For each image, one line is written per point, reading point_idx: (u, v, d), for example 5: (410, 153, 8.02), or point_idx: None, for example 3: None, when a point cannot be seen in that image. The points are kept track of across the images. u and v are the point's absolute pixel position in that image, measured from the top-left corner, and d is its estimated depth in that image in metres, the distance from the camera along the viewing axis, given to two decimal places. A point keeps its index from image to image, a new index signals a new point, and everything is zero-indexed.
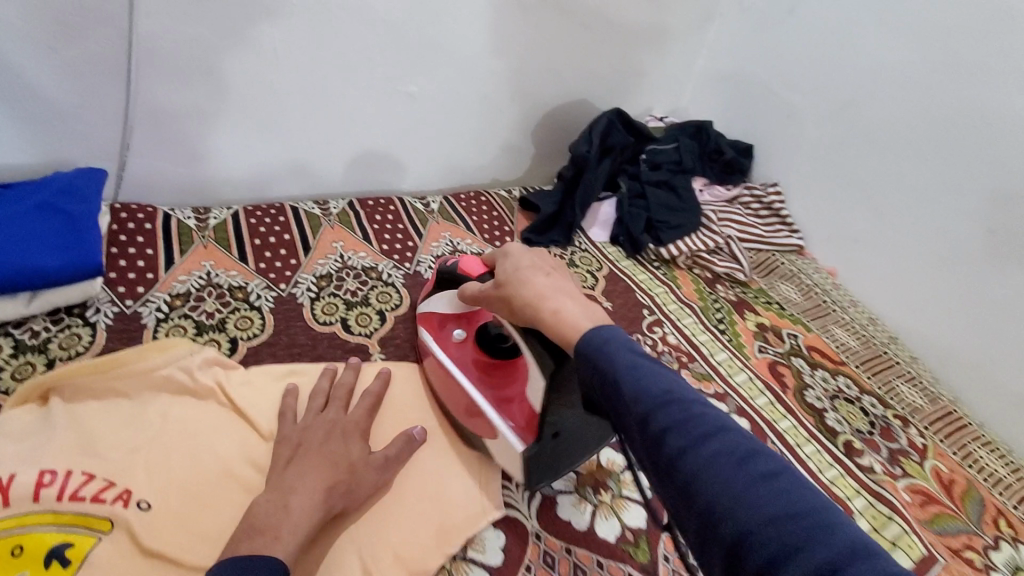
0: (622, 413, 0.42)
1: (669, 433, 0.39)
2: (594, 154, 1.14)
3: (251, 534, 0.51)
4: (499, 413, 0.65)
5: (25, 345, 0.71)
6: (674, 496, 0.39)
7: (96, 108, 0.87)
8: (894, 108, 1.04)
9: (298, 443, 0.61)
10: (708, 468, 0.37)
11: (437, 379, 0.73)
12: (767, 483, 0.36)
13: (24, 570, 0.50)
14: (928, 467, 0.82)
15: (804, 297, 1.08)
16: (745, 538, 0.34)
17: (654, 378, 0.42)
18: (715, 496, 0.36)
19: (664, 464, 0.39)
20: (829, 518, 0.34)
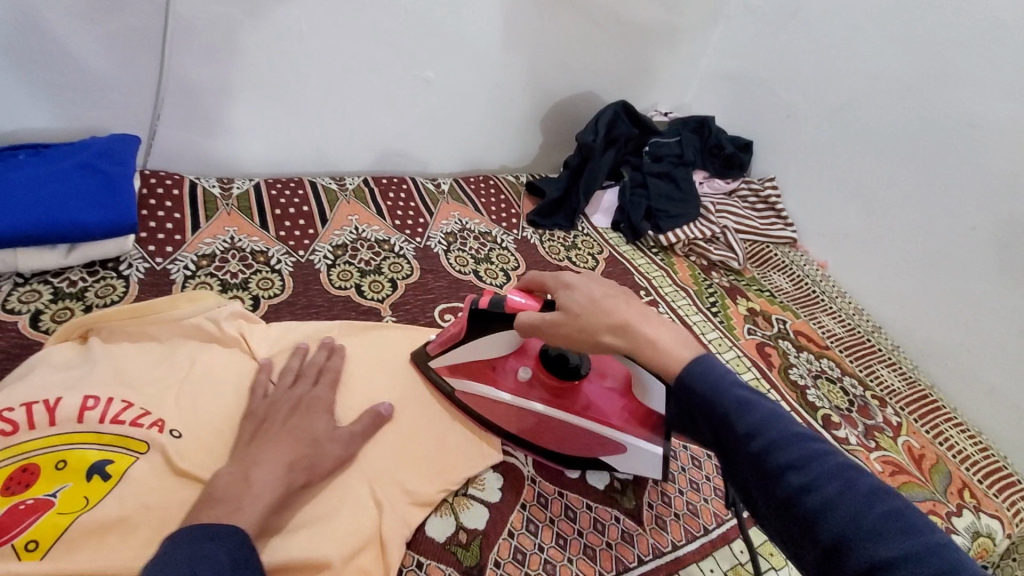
0: (743, 453, 0.45)
1: (794, 473, 0.42)
2: (600, 144, 1.20)
3: (211, 504, 0.51)
4: (598, 423, 0.68)
5: (64, 293, 0.77)
6: (791, 524, 0.43)
7: (132, 79, 0.92)
8: (887, 111, 1.09)
9: (262, 418, 0.62)
10: (834, 506, 0.41)
11: (510, 422, 0.71)
12: (890, 522, 0.40)
13: (69, 481, 0.55)
14: (901, 442, 0.87)
15: (795, 286, 1.14)
16: (876, 571, 0.38)
17: (774, 419, 0.45)
18: (837, 525, 0.40)
19: (789, 501, 0.42)
20: (950, 556, 0.38)
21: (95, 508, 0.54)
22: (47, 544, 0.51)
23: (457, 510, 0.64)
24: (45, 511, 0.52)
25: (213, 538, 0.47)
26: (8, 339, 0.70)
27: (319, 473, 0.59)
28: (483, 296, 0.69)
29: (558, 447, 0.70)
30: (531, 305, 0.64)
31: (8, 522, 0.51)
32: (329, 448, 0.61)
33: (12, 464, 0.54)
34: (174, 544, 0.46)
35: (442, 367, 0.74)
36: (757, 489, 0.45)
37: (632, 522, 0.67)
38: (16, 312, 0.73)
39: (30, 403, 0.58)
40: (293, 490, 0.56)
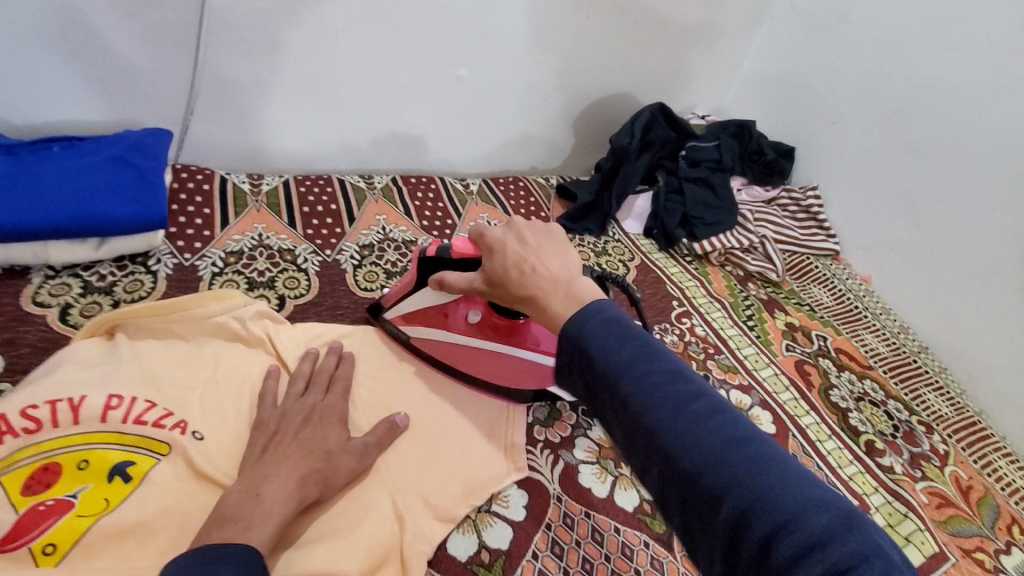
0: (595, 381, 0.44)
1: (632, 393, 0.42)
2: (635, 147, 1.16)
3: (221, 523, 0.49)
4: (542, 356, 0.73)
5: (93, 286, 0.77)
6: (636, 450, 0.41)
7: (166, 71, 0.92)
8: (942, 121, 1.03)
9: (274, 430, 0.60)
10: (661, 418, 0.40)
11: (462, 361, 0.74)
12: (715, 431, 0.39)
13: (89, 482, 0.54)
14: (947, 472, 0.82)
15: (836, 302, 1.08)
16: (697, 478, 0.37)
17: (622, 344, 0.44)
18: (670, 448, 0.39)
19: (629, 420, 0.42)
20: (770, 459, 0.37)
21: (114, 511, 0.53)
22: (65, 548, 0.50)
23: (480, 527, 0.62)
24: (64, 513, 0.51)
25: (221, 560, 0.44)
26: (37, 332, 0.69)
27: (332, 488, 0.58)
28: (432, 245, 0.69)
29: (505, 380, 0.73)
30: (474, 249, 0.63)
31: (23, 525, 0.50)
32: (342, 461, 0.59)
33: (33, 464, 0.53)
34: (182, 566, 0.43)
35: (396, 317, 0.77)
36: (609, 417, 0.44)
37: (662, 548, 0.64)
38: (45, 305, 0.73)
39: (55, 401, 0.57)
40: (305, 505, 0.55)
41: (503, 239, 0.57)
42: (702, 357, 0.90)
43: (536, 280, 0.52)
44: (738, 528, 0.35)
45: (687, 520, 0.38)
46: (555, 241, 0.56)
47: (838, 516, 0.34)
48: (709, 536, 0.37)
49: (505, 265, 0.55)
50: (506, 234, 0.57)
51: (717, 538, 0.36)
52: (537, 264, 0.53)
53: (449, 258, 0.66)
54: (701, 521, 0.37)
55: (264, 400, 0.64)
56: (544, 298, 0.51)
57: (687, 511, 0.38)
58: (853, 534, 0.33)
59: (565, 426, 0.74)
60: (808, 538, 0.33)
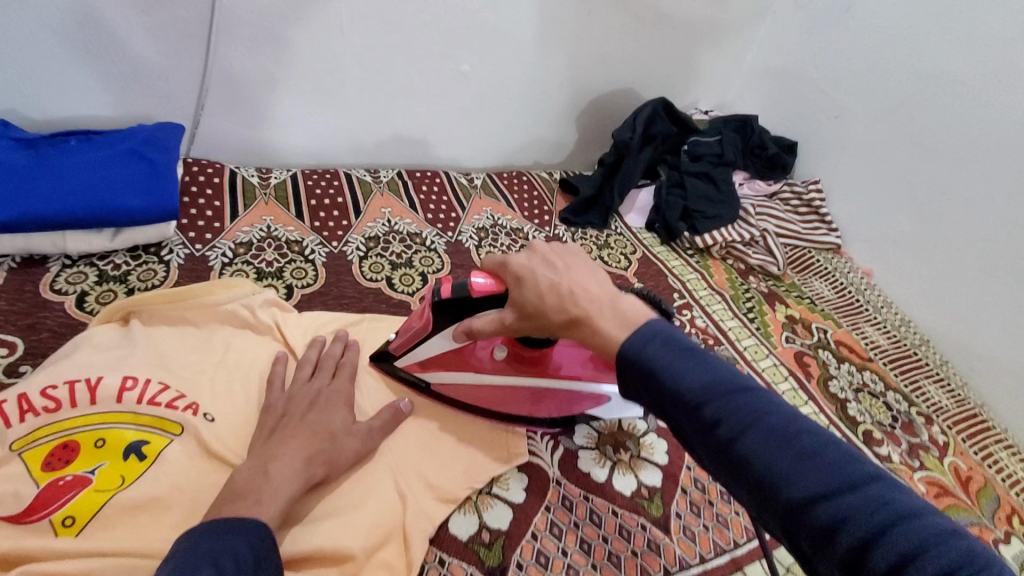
0: (671, 410, 0.44)
1: (718, 421, 0.41)
2: (636, 142, 1.17)
3: (232, 498, 0.51)
4: (573, 382, 0.72)
5: (108, 275, 0.79)
6: (732, 476, 0.41)
7: (178, 67, 0.95)
8: (945, 115, 1.03)
9: (283, 412, 0.62)
10: (753, 447, 0.39)
11: (494, 400, 0.71)
12: (814, 459, 0.38)
13: (106, 460, 0.56)
14: (946, 462, 0.83)
15: (837, 295, 1.09)
16: (803, 509, 0.37)
17: (694, 371, 0.44)
18: (767, 476, 0.38)
19: (719, 449, 0.41)
20: (878, 487, 0.36)
21: (130, 487, 0.55)
22: (82, 522, 0.52)
23: (481, 509, 0.64)
24: (82, 488, 0.54)
25: (231, 532, 0.46)
26: (55, 318, 0.72)
27: (338, 468, 0.59)
28: (444, 284, 0.65)
29: (541, 413, 0.71)
30: (498, 287, 0.61)
31: (44, 498, 0.52)
32: (347, 442, 0.61)
33: (53, 442, 0.56)
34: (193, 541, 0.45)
35: (411, 363, 0.72)
36: (697, 444, 0.44)
37: (659, 531, 0.65)
38: (62, 293, 0.75)
39: (73, 382, 0.59)
40: (312, 483, 0.57)
41: (530, 264, 0.57)
42: None
43: (578, 301, 0.52)
44: (857, 559, 0.34)
45: (800, 549, 0.38)
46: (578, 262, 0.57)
47: (960, 547, 0.33)
48: (824, 567, 0.36)
49: (539, 290, 0.55)
50: (531, 259, 0.58)
51: (832, 569, 0.35)
52: (574, 288, 0.54)
53: (469, 299, 0.63)
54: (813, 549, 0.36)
55: (272, 384, 0.66)
56: (591, 321, 0.51)
57: (796, 540, 0.38)
58: (984, 570, 0.31)
59: None
60: (934, 573, 0.31)
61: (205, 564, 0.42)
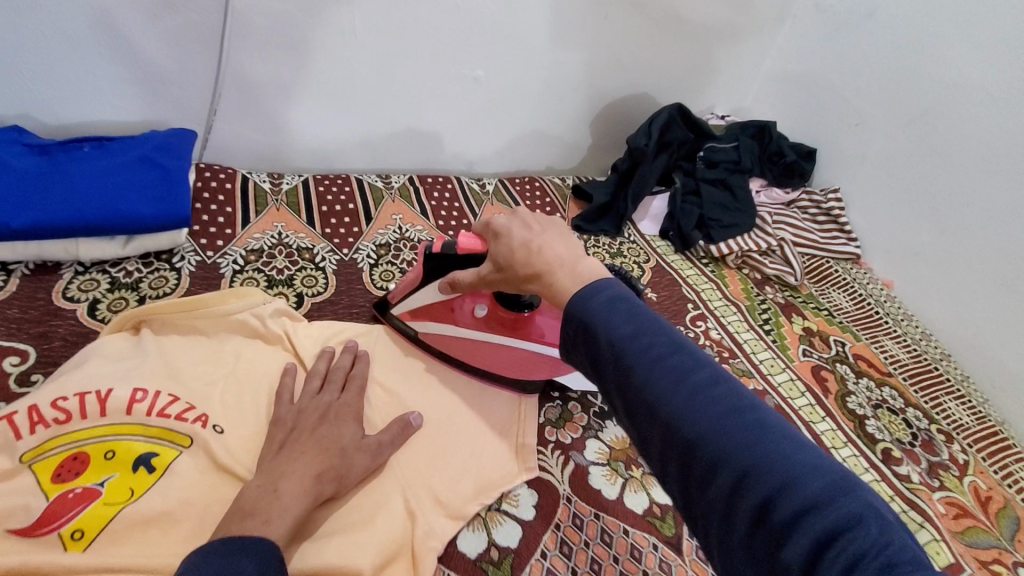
0: (597, 356, 0.44)
1: (632, 365, 0.41)
2: (652, 148, 1.15)
3: (241, 516, 0.50)
4: (545, 347, 0.73)
5: (120, 282, 0.79)
6: (638, 421, 0.41)
7: (191, 73, 0.94)
8: (970, 123, 1.00)
9: (292, 427, 0.61)
10: (660, 390, 0.40)
11: (470, 353, 0.76)
12: (715, 404, 0.38)
13: (116, 472, 0.56)
14: (967, 482, 0.80)
15: (856, 306, 1.06)
16: (696, 450, 0.37)
17: (622, 318, 0.44)
18: (669, 420, 0.39)
19: (632, 393, 0.41)
20: (770, 427, 0.37)
21: (139, 500, 0.54)
22: (92, 534, 0.52)
23: (490, 525, 0.63)
24: (92, 501, 0.54)
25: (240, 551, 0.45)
26: (67, 326, 0.72)
27: (348, 483, 0.59)
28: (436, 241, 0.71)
29: (511, 372, 0.75)
30: (478, 245, 0.66)
31: (55, 511, 0.52)
32: (358, 458, 0.60)
33: (64, 454, 0.56)
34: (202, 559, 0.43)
35: (404, 312, 0.79)
36: (611, 390, 0.44)
37: (671, 551, 0.64)
38: (75, 300, 0.75)
39: (83, 394, 0.59)
40: (321, 500, 0.55)
41: (509, 224, 0.57)
42: (716, 360, 0.89)
43: (544, 258, 0.52)
44: (737, 495, 0.35)
45: (686, 488, 0.38)
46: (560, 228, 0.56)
47: (838, 485, 0.33)
48: (707, 502, 0.37)
49: (511, 247, 0.55)
50: (512, 221, 0.58)
51: (714, 504, 0.36)
52: (543, 245, 0.53)
53: (454, 255, 0.68)
54: (702, 490, 0.37)
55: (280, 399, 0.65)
56: (550, 275, 0.51)
57: (684, 477, 0.38)
58: (852, 499, 0.33)
59: (576, 427, 0.74)
60: (801, 502, 0.33)
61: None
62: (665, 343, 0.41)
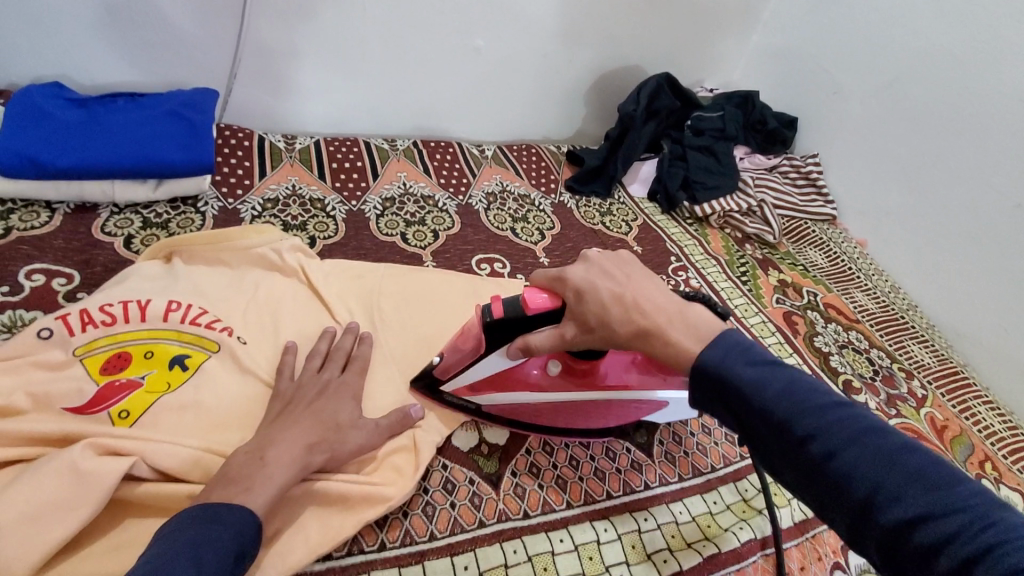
0: (763, 425, 0.46)
1: (812, 436, 0.43)
2: (640, 115, 1.23)
3: (225, 483, 0.52)
4: (622, 390, 0.68)
5: (151, 222, 0.87)
6: (824, 495, 0.42)
7: (214, 37, 1.03)
8: (939, 89, 1.07)
9: (289, 400, 0.62)
10: (850, 462, 0.41)
11: (548, 417, 0.69)
12: (916, 480, 0.39)
13: (154, 368, 0.64)
14: (923, 413, 0.87)
15: (830, 262, 1.14)
16: (904, 528, 0.38)
17: (786, 390, 0.46)
18: (866, 493, 0.40)
19: (814, 469, 0.43)
20: (983, 503, 0.37)
21: (176, 390, 0.63)
22: (137, 415, 0.60)
23: (481, 427, 0.71)
24: (136, 389, 0.62)
25: (216, 520, 0.48)
26: (106, 255, 0.80)
27: (339, 457, 0.60)
28: (493, 303, 0.63)
29: (595, 424, 0.70)
30: (555, 302, 0.61)
31: (105, 395, 0.60)
32: (352, 434, 0.61)
33: (110, 351, 0.64)
34: (180, 526, 0.47)
35: (458, 388, 0.69)
36: (784, 463, 0.45)
37: (643, 454, 0.71)
38: (111, 235, 0.83)
39: (126, 301, 0.67)
40: (310, 470, 0.57)
41: (589, 277, 0.59)
42: None
43: (643, 312, 0.55)
44: None
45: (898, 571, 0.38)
46: (636, 270, 0.60)
47: None
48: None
49: (602, 302, 0.57)
50: (589, 272, 0.60)
51: None
52: (638, 298, 0.56)
53: (522, 317, 0.62)
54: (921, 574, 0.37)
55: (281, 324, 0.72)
56: (661, 332, 0.53)
57: (896, 559, 0.38)
58: None
59: None
60: None
61: (181, 555, 0.44)
62: (843, 413, 0.43)
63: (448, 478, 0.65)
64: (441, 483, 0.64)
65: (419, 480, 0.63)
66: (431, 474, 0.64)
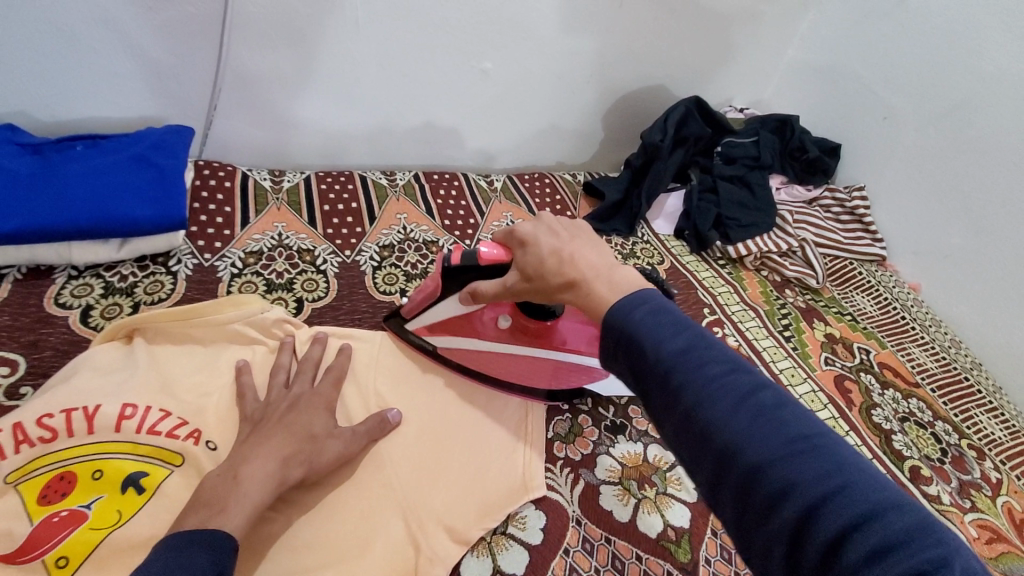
0: (640, 370, 0.41)
1: (682, 382, 0.38)
2: (667, 144, 1.10)
3: (198, 506, 0.48)
4: (575, 356, 0.71)
5: (114, 288, 0.76)
6: (687, 443, 0.38)
7: (189, 67, 0.91)
8: (1007, 118, 0.94)
9: (259, 419, 0.60)
10: (715, 410, 0.36)
11: (497, 368, 0.72)
12: (775, 427, 0.35)
13: (103, 493, 0.53)
14: (1001, 503, 0.76)
15: (880, 311, 1.02)
16: (753, 475, 0.34)
17: (671, 332, 0.40)
18: (725, 441, 0.35)
19: (681, 414, 0.38)
20: (840, 453, 0.33)
21: (128, 523, 0.52)
22: (78, 560, 0.50)
23: (495, 550, 0.59)
24: (78, 524, 0.51)
25: (192, 545, 0.44)
26: (59, 334, 0.69)
27: (318, 469, 0.57)
28: (454, 251, 0.66)
29: (541, 383, 0.72)
30: (503, 256, 0.61)
31: (39, 536, 0.50)
32: (329, 444, 0.59)
33: (49, 474, 0.53)
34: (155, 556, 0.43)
35: (419, 328, 0.74)
36: (655, 407, 0.40)
37: None
38: (67, 307, 0.72)
39: (69, 411, 0.56)
40: (288, 485, 0.54)
41: (536, 231, 0.56)
42: None
43: (578, 267, 0.50)
44: (807, 533, 0.31)
45: (742, 519, 0.34)
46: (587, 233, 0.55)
47: (915, 524, 0.29)
48: (765, 537, 0.33)
49: (540, 255, 0.54)
50: (536, 228, 0.57)
51: (777, 541, 0.32)
52: (576, 254, 0.51)
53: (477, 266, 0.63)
54: (762, 524, 0.33)
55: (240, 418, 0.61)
56: (587, 284, 0.49)
57: (743, 510, 0.34)
58: (933, 541, 0.29)
59: (587, 443, 0.71)
60: (877, 542, 0.29)
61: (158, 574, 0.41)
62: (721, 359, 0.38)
63: None
64: None
65: None
66: None
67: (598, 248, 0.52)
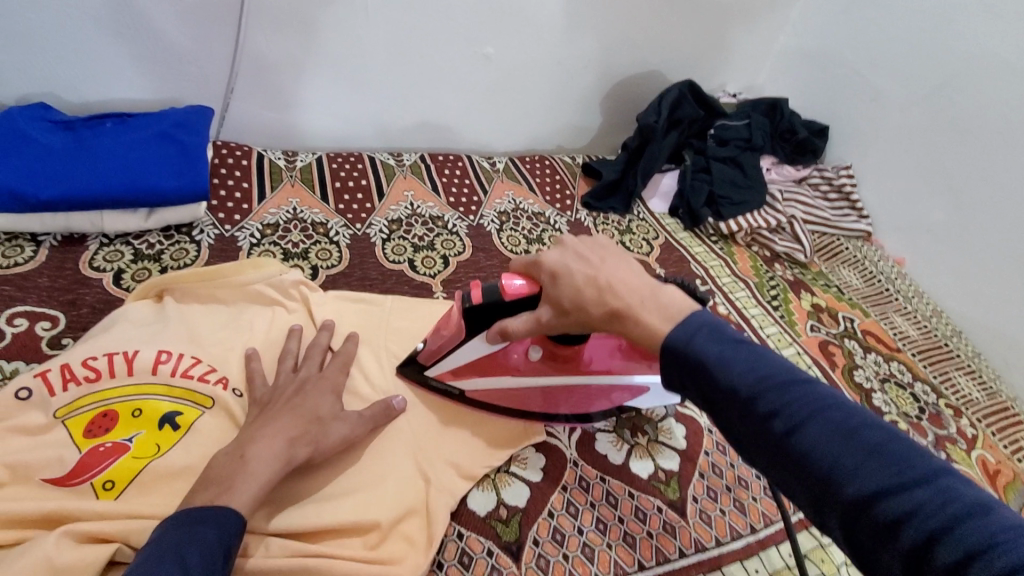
0: (723, 402, 0.43)
1: (773, 414, 0.40)
2: (661, 126, 1.15)
3: (206, 484, 0.52)
4: (606, 376, 0.69)
5: (143, 254, 0.82)
6: (786, 473, 0.40)
7: (208, 51, 0.96)
8: (990, 99, 0.99)
9: (265, 402, 0.61)
10: (812, 442, 0.38)
11: (531, 402, 0.69)
12: (876, 456, 0.37)
13: (142, 429, 0.59)
14: (974, 456, 0.81)
15: (865, 283, 1.07)
16: (862, 505, 0.36)
17: (747, 364, 0.43)
18: (826, 471, 0.37)
19: (773, 443, 0.40)
20: (945, 478, 0.35)
21: (166, 455, 0.57)
22: (122, 485, 0.55)
23: (499, 486, 0.65)
24: (121, 454, 0.57)
25: (199, 522, 0.47)
26: (95, 294, 0.75)
27: (323, 450, 0.59)
28: (474, 290, 0.63)
29: (576, 410, 0.70)
30: (532, 289, 0.59)
31: (87, 463, 0.55)
32: (334, 427, 0.60)
33: (94, 411, 0.59)
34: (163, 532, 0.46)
35: (442, 372, 0.69)
36: (746, 439, 0.43)
37: (675, 513, 0.65)
38: (100, 270, 0.78)
39: (111, 354, 0.62)
40: (294, 465, 0.56)
41: (564, 258, 0.56)
42: None
43: (617, 293, 0.51)
44: (928, 558, 0.33)
45: (857, 545, 0.36)
46: (612, 253, 0.55)
47: None
48: (884, 561, 0.35)
49: (576, 286, 0.53)
50: (564, 255, 0.56)
51: (900, 567, 0.34)
52: (612, 279, 0.52)
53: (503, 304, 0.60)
54: (880, 549, 0.35)
55: (253, 368, 0.65)
56: (632, 313, 0.49)
57: (857, 536, 0.36)
58: None
59: None
60: (1004, 563, 0.30)
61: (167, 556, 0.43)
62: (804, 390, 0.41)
63: (465, 549, 0.60)
64: (456, 556, 0.59)
65: (433, 554, 0.58)
66: (445, 546, 0.59)
67: (628, 268, 0.53)
